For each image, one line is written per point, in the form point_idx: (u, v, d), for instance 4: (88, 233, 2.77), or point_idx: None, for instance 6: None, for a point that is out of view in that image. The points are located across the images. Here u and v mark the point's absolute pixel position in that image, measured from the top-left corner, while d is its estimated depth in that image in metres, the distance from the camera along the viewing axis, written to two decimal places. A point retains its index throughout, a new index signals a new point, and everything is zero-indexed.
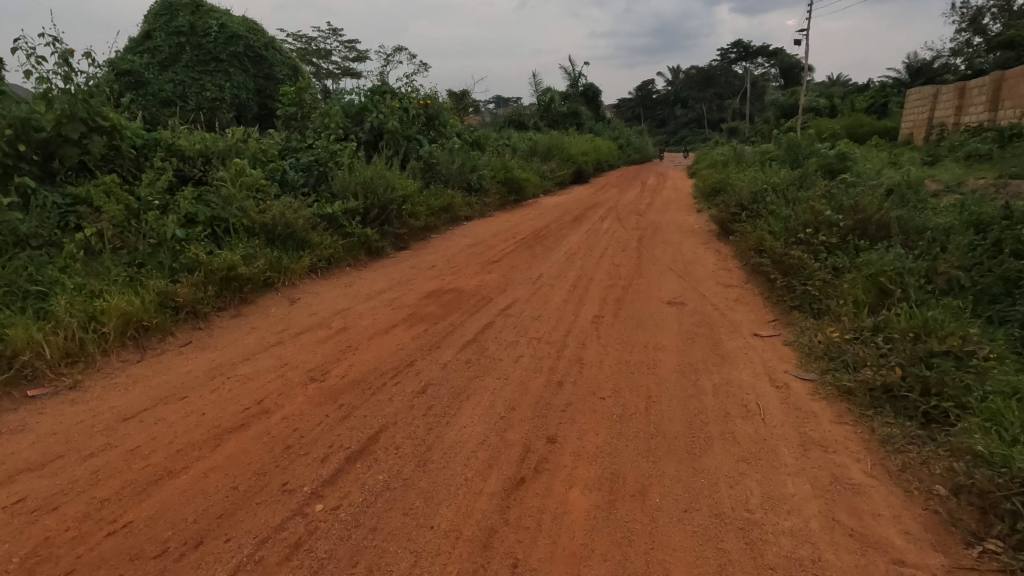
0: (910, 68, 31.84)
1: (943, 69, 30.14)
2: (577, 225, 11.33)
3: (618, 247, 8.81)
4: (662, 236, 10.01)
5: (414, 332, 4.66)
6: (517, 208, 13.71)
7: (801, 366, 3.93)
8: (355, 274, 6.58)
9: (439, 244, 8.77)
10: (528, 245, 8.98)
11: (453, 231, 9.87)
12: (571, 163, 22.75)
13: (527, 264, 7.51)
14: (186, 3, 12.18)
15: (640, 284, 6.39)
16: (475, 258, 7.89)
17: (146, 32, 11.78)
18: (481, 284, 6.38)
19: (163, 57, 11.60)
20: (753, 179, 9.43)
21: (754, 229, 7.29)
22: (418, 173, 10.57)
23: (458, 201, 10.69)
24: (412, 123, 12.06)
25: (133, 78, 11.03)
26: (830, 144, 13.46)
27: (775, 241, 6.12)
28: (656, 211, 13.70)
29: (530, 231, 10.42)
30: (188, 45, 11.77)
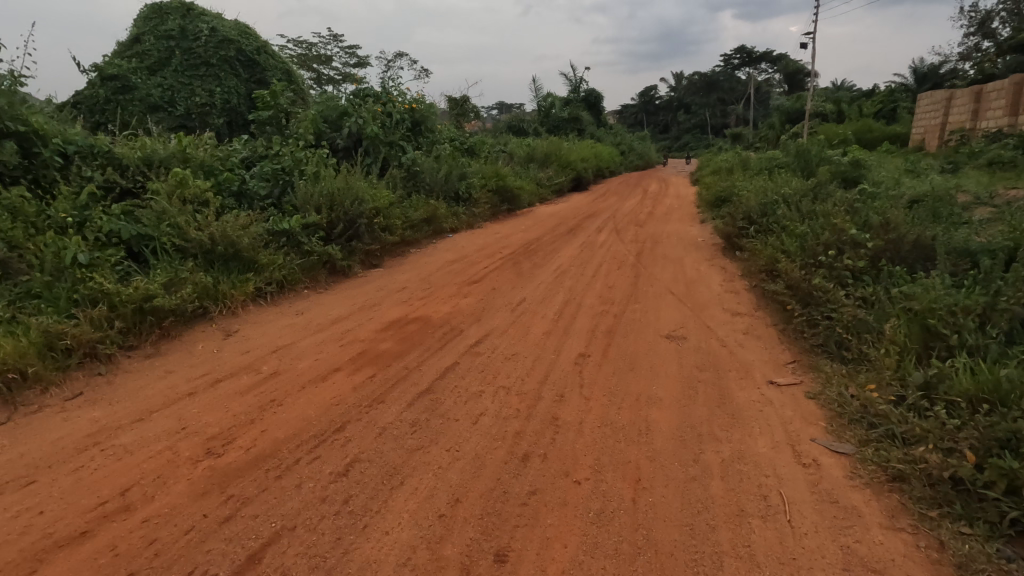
0: (919, 73, 31.01)
1: (954, 74, 29.30)
2: (572, 237, 10.54)
3: (613, 263, 8.02)
4: (663, 250, 9.20)
5: (359, 377, 3.87)
6: (510, 218, 12.95)
7: (832, 434, 3.12)
8: (311, 299, 5.82)
9: (416, 260, 7.99)
10: (515, 261, 8.21)
11: (435, 245, 9.10)
12: (570, 170, 22.00)
13: (509, 285, 6.73)
14: (177, 7, 11.99)
15: (634, 310, 5.59)
16: (453, 277, 7.11)
17: (135, 38, 11.81)
18: (452, 310, 5.60)
19: (152, 62, 11.53)
20: (762, 189, 8.62)
21: (765, 247, 6.48)
22: (399, 182, 9.82)
23: (443, 212, 9.93)
24: (395, 128, 11.33)
25: (120, 83, 10.82)
26: (841, 151, 12.64)
27: (791, 262, 5.31)
28: (657, 221, 12.91)
29: (519, 244, 9.63)
30: (179, 50, 11.70)
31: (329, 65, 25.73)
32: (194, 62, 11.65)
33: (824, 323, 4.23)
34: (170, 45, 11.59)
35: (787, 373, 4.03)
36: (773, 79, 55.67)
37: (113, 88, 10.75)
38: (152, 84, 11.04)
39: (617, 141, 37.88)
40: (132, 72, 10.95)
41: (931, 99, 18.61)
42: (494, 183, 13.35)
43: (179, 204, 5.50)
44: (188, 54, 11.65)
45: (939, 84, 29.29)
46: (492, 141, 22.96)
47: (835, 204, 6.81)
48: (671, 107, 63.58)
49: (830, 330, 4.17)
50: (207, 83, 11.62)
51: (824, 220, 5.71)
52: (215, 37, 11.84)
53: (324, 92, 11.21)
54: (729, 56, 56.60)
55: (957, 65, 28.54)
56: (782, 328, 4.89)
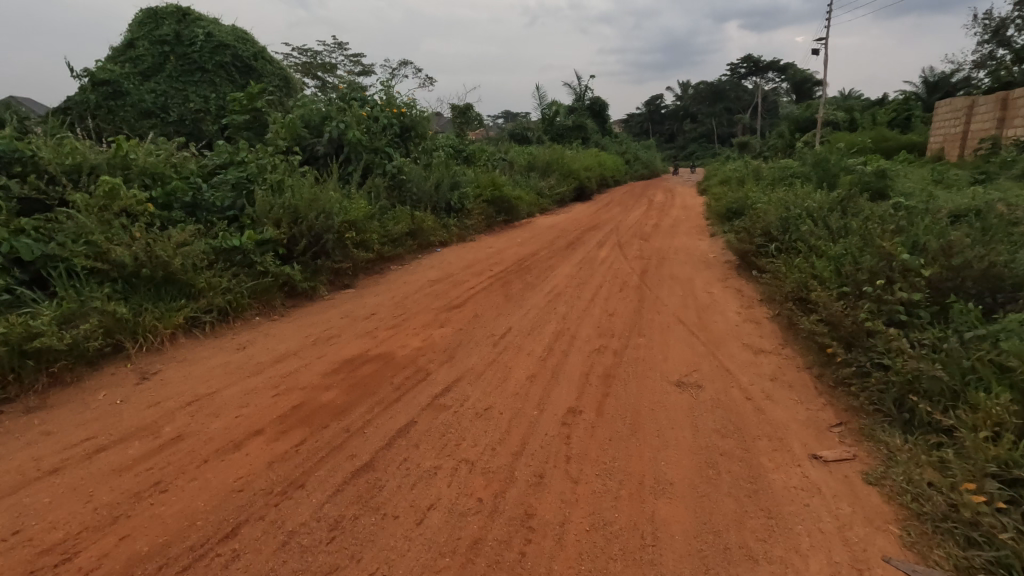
0: (929, 82, 30.20)
1: (968, 82, 28.42)
2: (570, 252, 9.69)
3: (615, 284, 7.17)
4: (670, 268, 8.33)
5: (284, 444, 3.03)
6: (506, 230, 12.12)
7: (914, 557, 2.26)
8: (261, 329, 5.01)
9: (394, 278, 7.17)
10: (506, 281, 7.38)
11: (418, 261, 8.28)
12: (573, 179, 21.20)
13: (495, 310, 5.90)
14: (173, 10, 11.33)
15: (639, 346, 4.74)
16: (431, 299, 6.30)
17: (130, 42, 11.10)
18: (423, 344, 4.77)
19: (146, 67, 10.76)
20: (781, 201, 7.76)
21: (791, 270, 5.61)
22: (383, 191, 9.02)
23: (430, 225, 9.14)
24: (382, 134, 10.57)
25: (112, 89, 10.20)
26: (861, 159, 11.78)
27: (827, 293, 4.43)
28: (663, 235, 12.03)
29: (512, 260, 8.79)
30: (173, 56, 10.98)
31: (329, 73, 24.83)
32: (189, 68, 11.00)
33: (878, 375, 3.36)
34: (165, 49, 10.90)
35: (832, 440, 3.16)
36: (780, 88, 54.91)
37: (104, 93, 9.84)
38: (145, 89, 10.44)
39: (622, 150, 37.08)
40: (126, 77, 10.13)
41: (950, 107, 17.76)
42: (490, 192, 12.54)
43: (106, 216, 4.72)
44: (183, 59, 11.01)
45: (953, 92, 28.41)
46: (492, 149, 22.17)
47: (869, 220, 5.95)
48: (677, 116, 62.85)
49: (885, 384, 3.30)
50: (202, 90, 10.97)
51: (863, 241, 4.84)
52: (211, 42, 11.19)
53: (307, 95, 10.46)
54: (735, 65, 55.95)
55: (971, 73, 27.67)
56: (818, 375, 4.02)
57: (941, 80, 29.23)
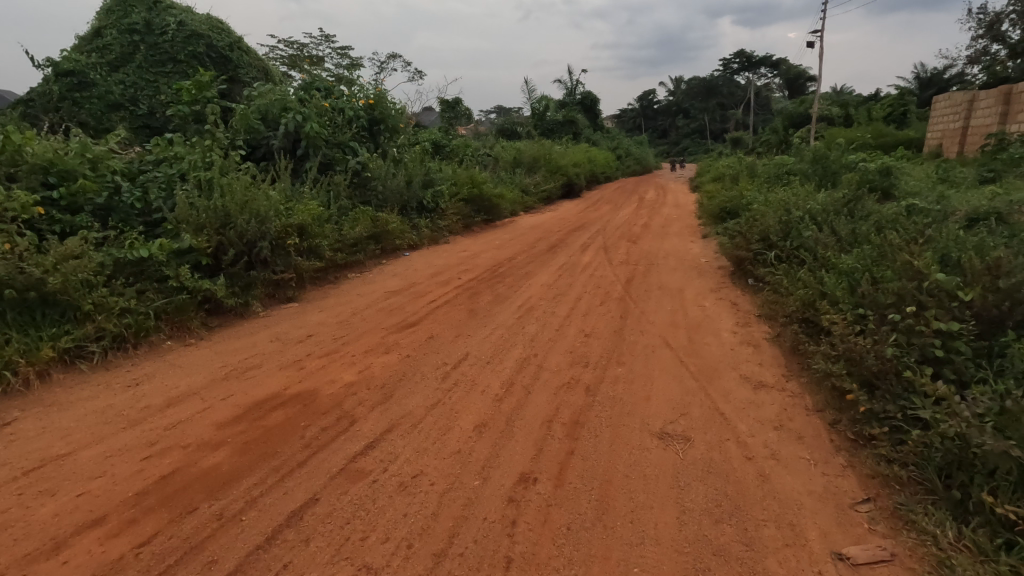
0: (922, 79, 29.71)
1: (962, 78, 27.93)
2: (550, 256, 8.92)
3: (597, 295, 6.41)
4: (658, 275, 7.59)
5: (122, 543, 2.24)
6: (485, 231, 11.34)
7: None
8: (168, 359, 4.21)
9: (346, 290, 6.37)
10: (474, 291, 6.60)
11: (380, 268, 7.49)
12: (561, 175, 20.39)
13: (454, 330, 5.12)
14: None
15: (617, 378, 3.99)
16: (383, 315, 5.51)
17: (98, 31, 10.05)
18: (358, 377, 3.98)
19: (115, 58, 9.75)
20: (780, 202, 7.03)
21: (795, 284, 4.87)
22: (344, 191, 8.21)
23: (395, 227, 8.35)
24: (347, 128, 9.73)
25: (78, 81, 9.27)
26: (861, 156, 11.09)
27: (840, 319, 3.68)
28: (653, 236, 11.28)
29: (485, 267, 8.01)
30: (144, 45, 9.95)
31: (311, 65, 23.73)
32: (161, 60, 9.99)
33: (915, 435, 2.62)
34: (135, 39, 9.86)
35: (856, 526, 2.42)
36: (773, 84, 54.38)
37: (69, 85, 8.96)
38: (114, 82, 9.47)
39: (613, 146, 36.32)
40: (91, 67, 9.25)
41: (948, 103, 17.16)
42: (468, 190, 11.74)
43: None
44: (154, 50, 9.95)
45: (946, 89, 27.94)
46: (478, 145, 21.34)
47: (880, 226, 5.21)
48: (669, 111, 62.15)
49: (923, 447, 2.57)
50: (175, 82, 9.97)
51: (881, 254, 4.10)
52: (183, 31, 10.12)
53: (267, 85, 9.61)
54: (728, 61, 55.32)
55: (965, 69, 27.21)
56: (832, 421, 3.28)
57: (935, 76, 28.73)
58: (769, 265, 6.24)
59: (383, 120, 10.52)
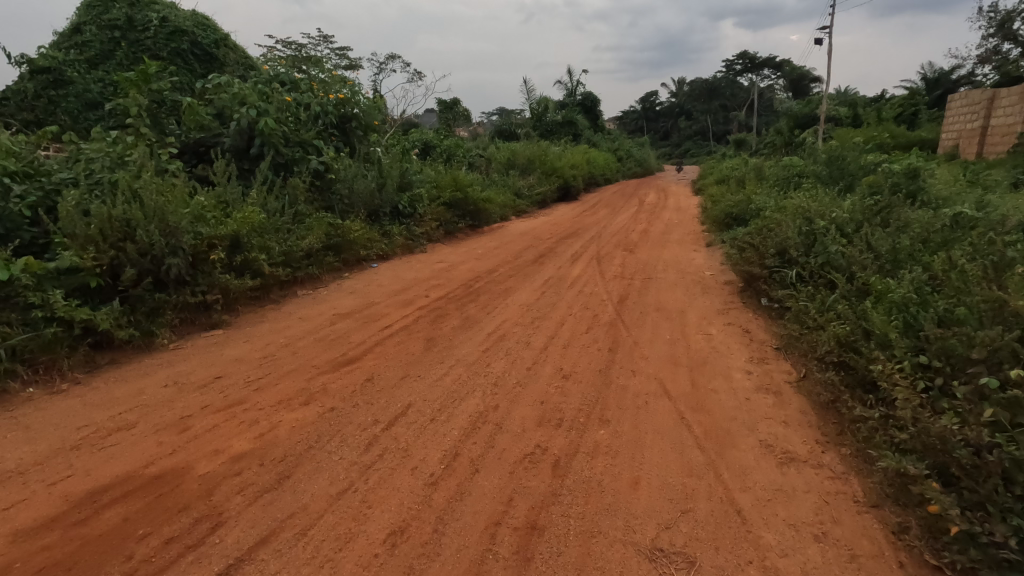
0: (930, 79, 28.79)
1: (971, 79, 27.02)
2: (536, 268, 7.96)
3: (584, 319, 5.44)
4: (656, 291, 6.62)
5: None
6: (469, 239, 10.38)
7: None
8: (18, 413, 3.28)
9: (288, 313, 5.43)
10: (439, 313, 5.64)
11: (336, 284, 6.56)
12: (557, 177, 19.43)
13: (401, 367, 4.16)
14: None
15: (600, 446, 3.03)
16: (319, 347, 4.55)
17: (74, 29, 9.06)
18: (254, 443, 3.01)
19: (93, 55, 8.82)
20: (798, 209, 6.04)
21: (825, 316, 3.90)
22: (301, 195, 7.27)
23: (359, 236, 7.40)
24: (313, 125, 8.80)
25: (49, 77, 8.32)
26: (880, 157, 10.12)
27: (905, 387, 2.70)
28: (652, 244, 10.31)
29: (459, 281, 7.07)
30: (125, 42, 9.08)
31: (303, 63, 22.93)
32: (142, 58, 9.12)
33: None
34: (115, 34, 9.00)
35: None
36: (776, 85, 53.46)
37: (42, 83, 8.19)
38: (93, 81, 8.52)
39: (613, 147, 35.37)
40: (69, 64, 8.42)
41: (963, 103, 16.21)
42: (451, 193, 10.78)
43: None
44: (136, 47, 9.13)
45: (956, 89, 27.02)
46: (471, 146, 20.43)
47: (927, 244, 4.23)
48: (671, 113, 61.20)
49: None
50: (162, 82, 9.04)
51: (952, 289, 3.10)
52: (166, 27, 9.32)
53: (226, 76, 8.65)
54: (732, 62, 54.41)
55: (975, 69, 26.31)
56: (898, 530, 2.34)
57: (942, 76, 27.81)
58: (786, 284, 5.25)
59: (356, 117, 9.56)
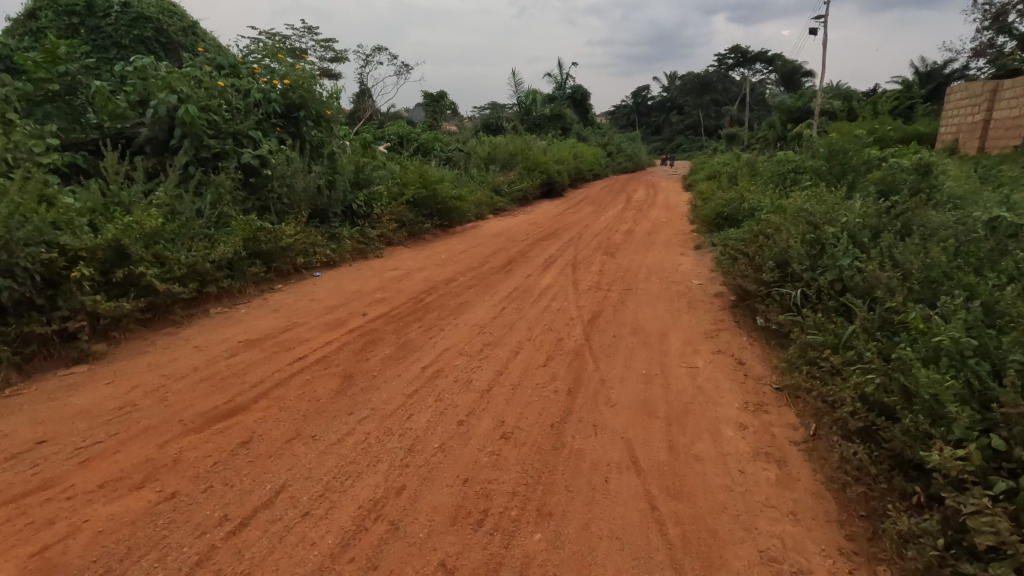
0: (923, 73, 28.10)
1: (965, 72, 26.34)
2: (502, 277, 7.02)
3: (545, 345, 4.52)
4: (635, 306, 5.70)
5: None
6: (434, 242, 9.41)
7: None
8: None
9: (184, 339, 4.46)
10: (371, 338, 4.69)
11: (260, 300, 5.60)
12: (542, 173, 18.50)
13: (294, 422, 3.20)
14: None
15: (531, 564, 2.13)
16: (198, 390, 3.58)
17: (31, 13, 8.60)
18: (21, 568, 2.08)
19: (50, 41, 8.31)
20: (799, 212, 5.14)
21: (842, 358, 3.01)
22: (227, 195, 6.28)
23: (294, 242, 6.43)
24: (251, 114, 7.78)
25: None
26: (885, 152, 9.25)
27: (976, 499, 1.81)
28: (636, 246, 9.40)
29: (408, 294, 6.12)
30: (85, 29, 8.51)
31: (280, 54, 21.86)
32: (101, 45, 8.50)
33: None
34: (74, 20, 8.45)
35: None
36: (768, 80, 52.74)
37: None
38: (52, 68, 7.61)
39: (603, 141, 34.48)
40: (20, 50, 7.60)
41: (961, 96, 15.45)
42: (416, 190, 9.79)
43: None
44: (95, 33, 8.53)
45: (950, 83, 26.36)
46: (451, 139, 19.46)
47: (967, 270, 3.34)
48: (663, 108, 60.35)
49: None
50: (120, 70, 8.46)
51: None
52: (128, 12, 8.73)
53: (150, 58, 7.56)
54: (724, 56, 53.63)
55: (969, 63, 25.62)
56: None
57: (933, 70, 27.17)
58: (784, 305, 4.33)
59: (305, 106, 8.53)
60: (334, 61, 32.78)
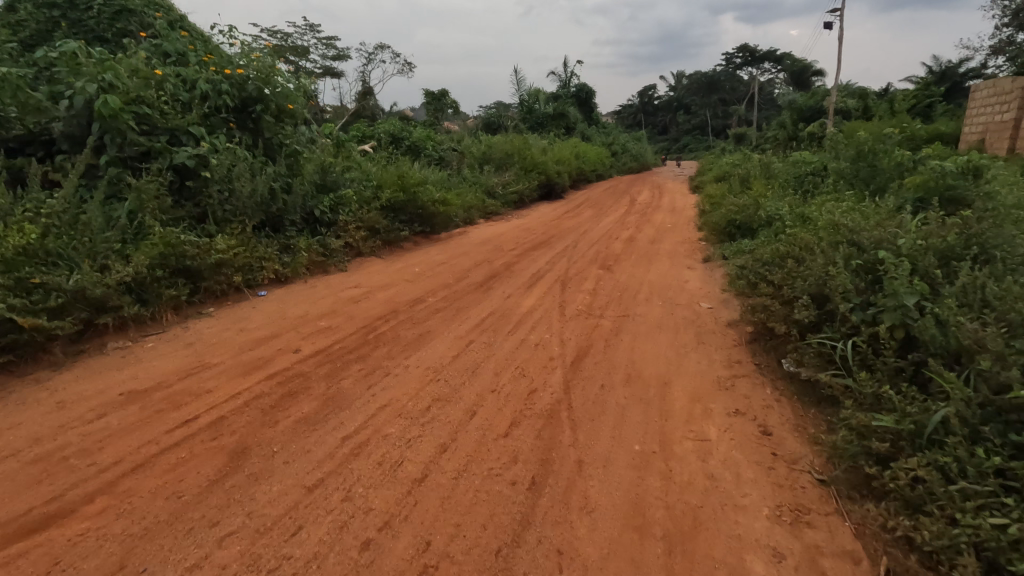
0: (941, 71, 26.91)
1: (983, 71, 25.13)
2: (478, 298, 6.02)
3: (512, 402, 3.51)
4: (632, 340, 4.70)
5: None
6: (411, 252, 8.45)
7: None
8: None
9: (48, 391, 3.50)
10: (293, 388, 3.70)
11: (176, 331, 4.66)
12: (540, 174, 17.49)
13: (122, 545, 2.21)
14: None
15: None
16: (17, 481, 2.61)
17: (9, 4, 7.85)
18: None
19: (29, 37, 7.54)
20: (838, 229, 4.10)
21: (927, 467, 2.12)
22: (151, 203, 5.32)
23: (228, 257, 5.46)
24: (197, 107, 6.81)
25: None
26: (919, 152, 8.22)
27: None
28: (638, 258, 8.38)
29: (360, 321, 5.14)
30: (66, 22, 7.72)
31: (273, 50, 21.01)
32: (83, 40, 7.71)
33: None
34: (53, 12, 7.66)
35: None
36: (777, 79, 51.42)
37: None
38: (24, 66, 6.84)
39: (607, 141, 33.36)
40: None
41: (988, 94, 14.32)
42: (393, 194, 8.82)
43: None
44: (78, 27, 7.73)
45: (967, 83, 25.16)
46: (446, 138, 18.44)
47: None
48: (669, 107, 59.15)
49: None
50: None
51: None
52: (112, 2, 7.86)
53: (80, 43, 6.54)
54: (732, 54, 52.45)
55: (988, 61, 24.42)
56: None
57: (949, 69, 26.01)
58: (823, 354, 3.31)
59: (263, 99, 7.56)
60: (334, 58, 31.87)
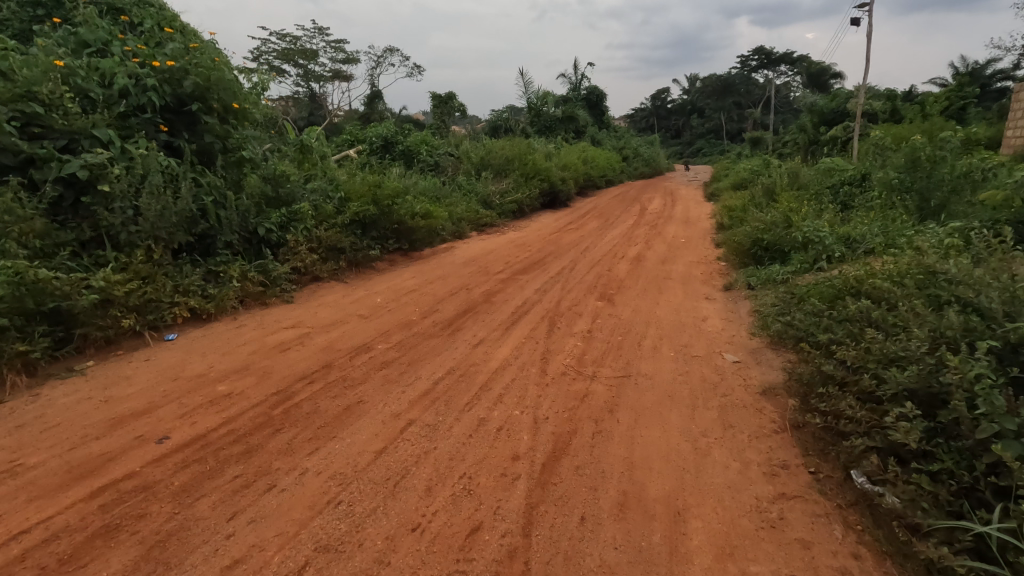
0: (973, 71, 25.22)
1: (1017, 71, 23.46)
2: (440, 345, 4.76)
3: (437, 556, 2.26)
4: (632, 420, 3.42)
5: None
6: (378, 277, 7.24)
7: None
8: None
9: None
10: (117, 517, 2.47)
11: (18, 403, 3.49)
12: (543, 181, 16.24)
13: None
14: None
15: None
16: None
17: None
18: None
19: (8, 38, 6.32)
20: (938, 284, 2.81)
21: None
22: (17, 232, 4.23)
23: (116, 293, 4.32)
24: (113, 108, 5.67)
25: None
26: (987, 160, 6.85)
27: None
28: (646, 284, 7.08)
29: (275, 385, 3.91)
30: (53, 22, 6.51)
31: None
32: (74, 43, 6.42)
33: None
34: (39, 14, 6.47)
35: None
36: (794, 81, 49.72)
37: None
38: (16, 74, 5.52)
39: (618, 145, 32.02)
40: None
41: None
42: (361, 207, 7.63)
43: None
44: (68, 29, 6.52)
45: (996, 83, 23.51)
46: (444, 142, 17.25)
47: None
48: (682, 111, 57.64)
49: None
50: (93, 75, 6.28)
51: None
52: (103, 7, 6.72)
53: None
54: (748, 57, 50.92)
55: (1020, 60, 22.77)
56: None
57: (979, 69, 24.39)
58: (938, 503, 2.02)
59: (202, 97, 6.42)
60: (338, 61, 30.92)
